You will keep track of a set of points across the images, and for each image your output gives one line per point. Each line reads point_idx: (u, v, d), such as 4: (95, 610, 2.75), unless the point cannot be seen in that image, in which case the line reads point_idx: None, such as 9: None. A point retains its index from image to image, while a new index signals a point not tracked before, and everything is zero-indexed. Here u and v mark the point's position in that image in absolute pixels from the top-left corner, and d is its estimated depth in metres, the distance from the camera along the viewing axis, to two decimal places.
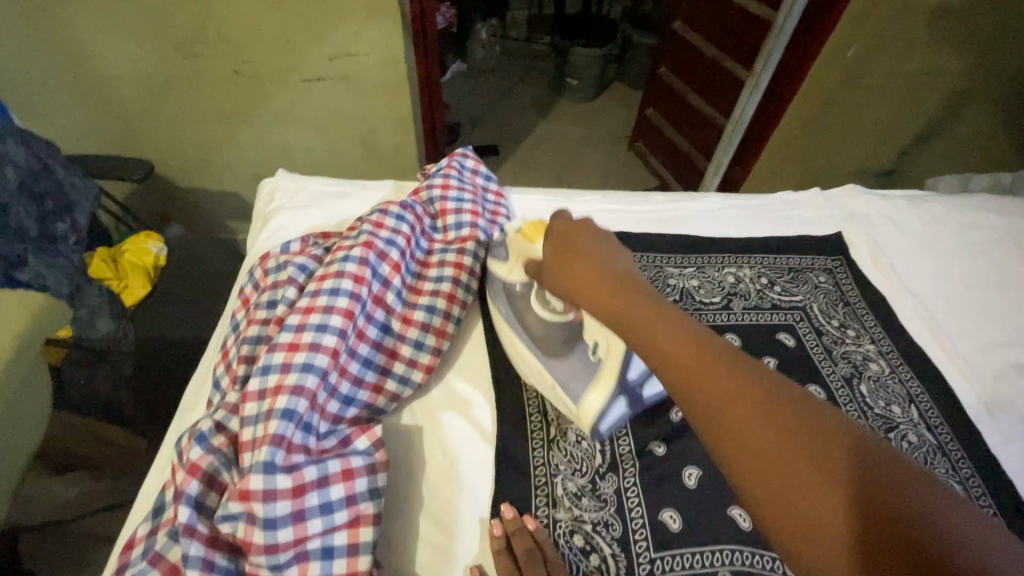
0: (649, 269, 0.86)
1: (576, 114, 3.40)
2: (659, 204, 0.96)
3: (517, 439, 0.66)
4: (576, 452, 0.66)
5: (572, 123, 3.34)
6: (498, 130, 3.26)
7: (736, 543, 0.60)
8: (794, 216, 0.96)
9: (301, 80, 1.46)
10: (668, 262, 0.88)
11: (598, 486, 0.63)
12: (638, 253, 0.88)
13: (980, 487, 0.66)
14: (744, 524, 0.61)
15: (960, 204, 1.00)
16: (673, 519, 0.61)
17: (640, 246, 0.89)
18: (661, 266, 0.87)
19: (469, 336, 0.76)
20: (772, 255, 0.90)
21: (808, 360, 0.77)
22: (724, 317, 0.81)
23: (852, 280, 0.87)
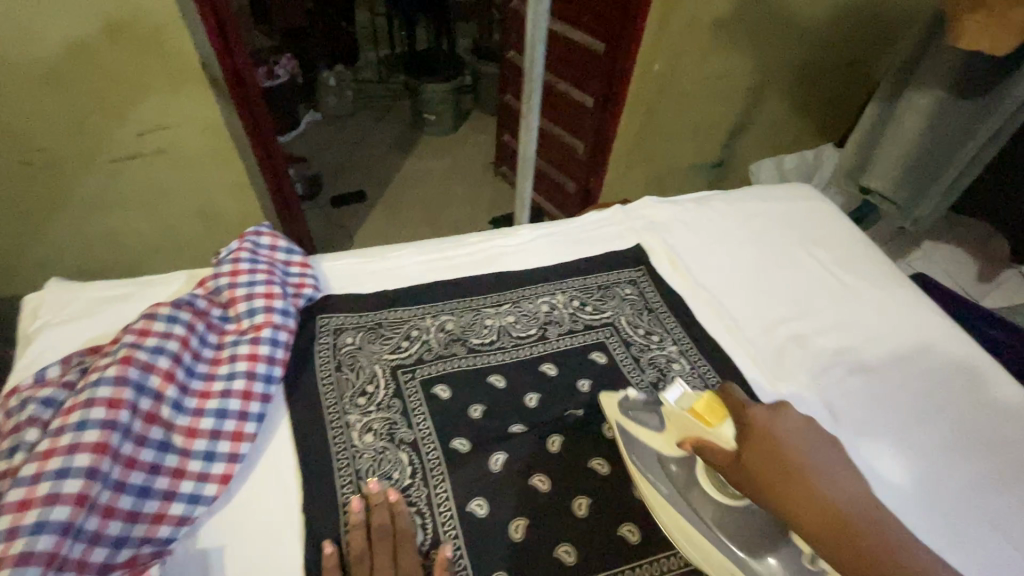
0: (466, 316, 0.87)
1: (442, 148, 3.45)
2: (475, 244, 0.98)
3: (331, 529, 0.63)
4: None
5: (439, 157, 3.38)
6: (367, 173, 3.22)
7: None
8: (600, 233, 1.03)
9: (110, 159, 1.24)
10: (485, 306, 0.89)
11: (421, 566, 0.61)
12: (454, 300, 0.89)
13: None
14: (568, 559, 0.63)
15: (740, 198, 1.13)
16: None
17: (458, 292, 0.90)
18: (478, 311, 0.88)
19: (277, 427, 0.71)
20: (581, 278, 0.95)
21: (619, 374, 0.82)
22: (541, 348, 0.84)
23: (654, 287, 0.95)
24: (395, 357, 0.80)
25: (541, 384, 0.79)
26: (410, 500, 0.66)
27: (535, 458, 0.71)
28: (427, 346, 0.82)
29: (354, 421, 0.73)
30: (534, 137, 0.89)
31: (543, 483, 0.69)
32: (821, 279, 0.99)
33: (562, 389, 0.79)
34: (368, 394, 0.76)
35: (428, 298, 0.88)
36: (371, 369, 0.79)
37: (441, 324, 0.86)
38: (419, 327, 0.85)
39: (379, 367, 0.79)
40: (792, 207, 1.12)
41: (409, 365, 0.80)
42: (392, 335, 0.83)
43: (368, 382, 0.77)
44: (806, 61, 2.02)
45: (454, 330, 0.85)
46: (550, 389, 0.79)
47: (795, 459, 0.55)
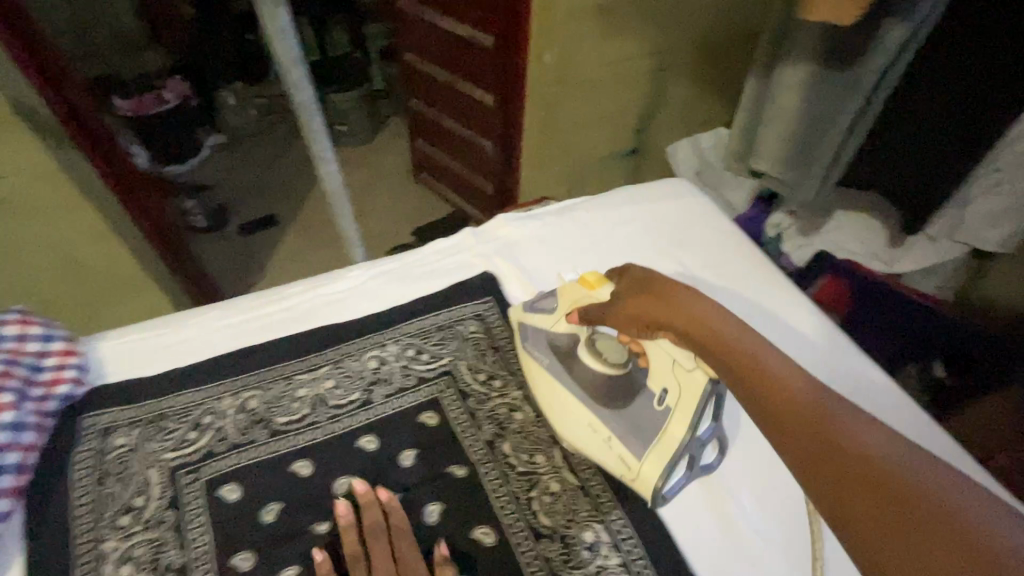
0: (272, 388, 0.74)
1: (362, 160, 3.05)
2: (297, 296, 0.85)
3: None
4: None
5: (359, 169, 3.01)
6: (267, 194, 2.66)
7: None
8: (445, 265, 0.91)
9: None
10: (299, 370, 0.76)
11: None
12: (260, 370, 0.76)
13: (620, 519, 0.64)
14: None
15: (607, 203, 1.03)
16: None
17: (267, 358, 0.77)
18: (289, 378, 0.75)
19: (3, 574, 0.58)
20: (417, 321, 0.83)
21: (451, 436, 0.71)
22: (362, 415, 0.72)
23: (501, 321, 0.84)
24: (177, 454, 0.67)
25: (355, 464, 0.67)
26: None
27: (335, 563, 0.59)
28: (219, 432, 0.69)
29: (109, 550, 0.59)
30: (332, 170, 0.78)
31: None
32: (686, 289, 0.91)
33: (380, 466, 0.67)
34: (135, 510, 0.62)
35: (228, 370, 0.75)
36: (142, 474, 0.65)
37: (240, 401, 0.72)
38: (213, 410, 0.71)
39: (152, 470, 0.65)
40: (663, 207, 1.03)
41: (193, 463, 0.66)
42: (175, 424, 0.69)
43: (137, 493, 0.64)
44: (710, 37, 1.90)
45: (257, 407, 0.72)
46: (365, 469, 0.67)
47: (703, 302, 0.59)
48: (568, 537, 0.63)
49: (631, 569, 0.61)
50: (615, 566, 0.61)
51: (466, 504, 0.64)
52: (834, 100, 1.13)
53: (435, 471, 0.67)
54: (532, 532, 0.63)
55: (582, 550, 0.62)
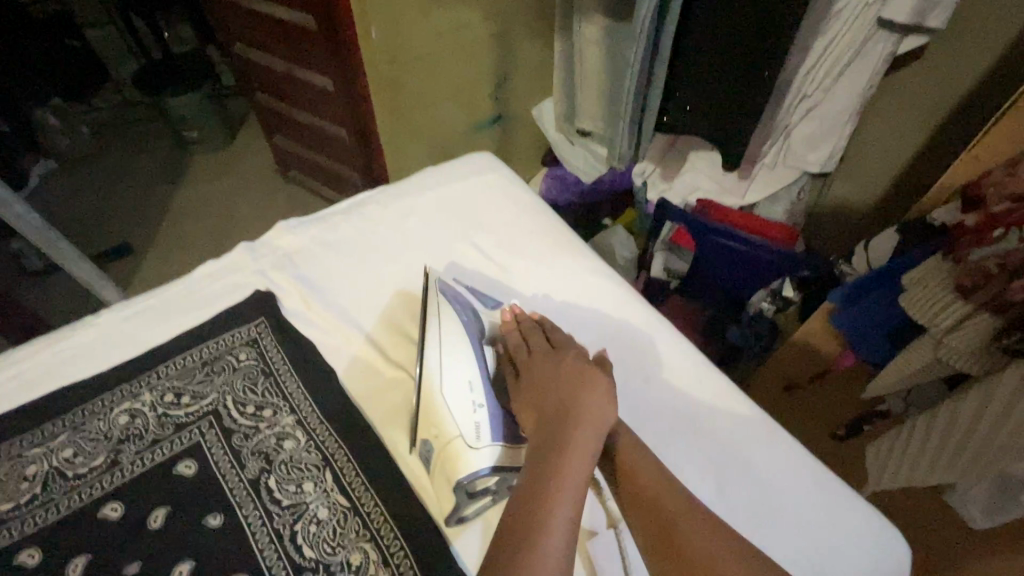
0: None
1: (222, 168, 2.59)
2: (34, 357, 0.75)
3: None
4: None
5: (220, 177, 2.55)
6: (115, 221, 2.34)
7: None
8: (216, 291, 0.84)
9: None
10: (31, 443, 0.68)
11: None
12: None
13: (390, 533, 0.62)
14: None
15: (399, 194, 0.99)
16: None
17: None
18: (19, 455, 0.67)
19: None
20: (179, 359, 0.76)
21: (210, 482, 0.65)
22: (107, 480, 0.65)
23: (276, 343, 0.78)
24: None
25: (92, 538, 0.61)
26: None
27: None
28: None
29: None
30: None
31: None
32: (479, 271, 0.88)
33: (121, 535, 0.61)
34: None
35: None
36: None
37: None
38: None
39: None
40: (459, 189, 1.00)
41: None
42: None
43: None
44: None
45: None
46: (102, 543, 0.60)
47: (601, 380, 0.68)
48: (332, 565, 0.60)
49: None
50: None
51: (218, 555, 0.60)
52: (622, 52, 1.13)
53: (186, 526, 0.62)
54: (292, 569, 0.59)
55: (347, 575, 0.59)
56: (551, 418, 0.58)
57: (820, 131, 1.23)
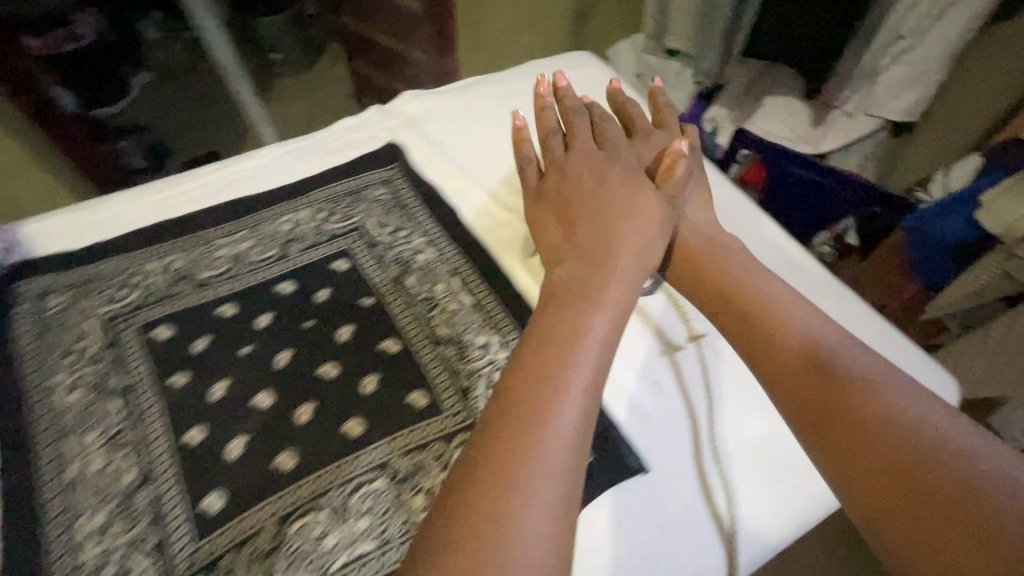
0: (195, 250, 0.81)
1: (298, 92, 2.72)
2: (210, 174, 0.90)
3: (27, 495, 0.60)
4: (104, 479, 0.62)
5: (297, 100, 2.69)
6: (208, 137, 2.56)
7: (282, 487, 0.62)
8: (352, 139, 0.97)
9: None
10: (218, 235, 0.83)
11: (127, 505, 0.60)
12: (181, 237, 0.82)
13: (508, 327, 0.75)
14: (287, 466, 0.63)
15: (507, 77, 1.08)
16: (216, 500, 0.61)
17: (188, 228, 0.83)
18: (210, 243, 0.82)
19: None
20: (327, 188, 0.89)
21: (361, 275, 0.79)
22: (280, 267, 0.80)
23: (407, 183, 0.91)
24: (111, 307, 0.75)
25: (274, 303, 0.76)
26: (119, 445, 0.64)
27: (255, 376, 0.69)
28: (149, 286, 0.77)
29: (59, 382, 0.68)
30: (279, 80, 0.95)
31: (265, 399, 0.67)
32: None
33: (296, 303, 0.76)
34: (79, 353, 0.71)
35: (152, 239, 0.82)
36: (82, 323, 0.73)
37: (166, 262, 0.80)
38: (140, 271, 0.78)
39: (90, 320, 0.73)
40: (561, 77, 1.09)
41: (128, 312, 0.74)
42: (106, 282, 0.77)
43: (76, 338, 0.72)
44: None
45: (183, 266, 0.79)
46: (282, 306, 0.76)
47: (693, 244, 0.75)
48: (462, 341, 0.73)
49: None
50: (503, 359, 0.72)
51: (372, 323, 0.74)
52: None
53: (346, 303, 0.76)
54: (431, 340, 0.73)
55: (474, 350, 0.73)
56: (560, 303, 0.59)
57: (905, 78, 1.23)
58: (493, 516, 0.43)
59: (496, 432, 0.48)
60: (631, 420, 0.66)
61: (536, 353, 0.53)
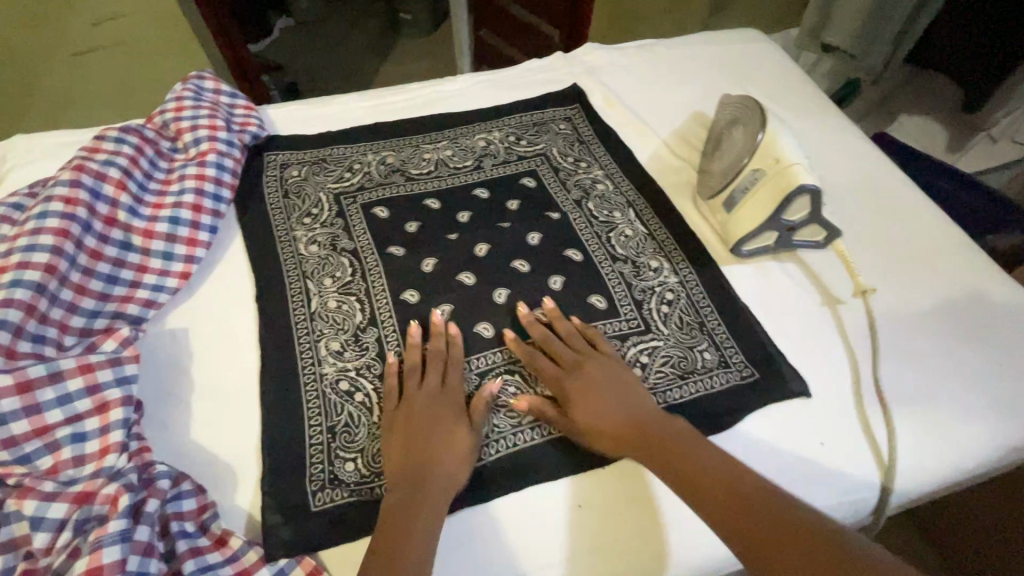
0: (404, 151, 0.92)
1: (418, 51, 2.76)
2: (415, 90, 1.02)
3: (282, 316, 0.73)
4: (338, 315, 0.73)
5: (416, 58, 2.72)
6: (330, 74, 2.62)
7: (483, 349, 0.71)
8: (538, 78, 1.06)
9: (71, 54, 1.29)
10: (423, 142, 0.94)
11: (359, 337, 0.71)
12: (392, 139, 0.94)
13: (680, 257, 0.81)
14: (487, 333, 0.72)
15: (680, 43, 1.14)
16: None
17: (398, 131, 0.95)
18: (416, 146, 0.93)
19: (229, 241, 0.79)
20: (515, 116, 0.99)
21: (546, 194, 0.89)
22: (476, 175, 0.90)
23: (587, 122, 0.99)
24: (338, 185, 0.87)
25: (473, 205, 0.86)
26: (351, 292, 0.75)
27: (460, 257, 0.79)
28: (367, 174, 0.89)
29: (300, 235, 0.81)
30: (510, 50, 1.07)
31: (469, 278, 0.77)
32: None
33: (491, 207, 0.86)
34: (314, 217, 0.83)
35: (369, 135, 0.94)
36: (317, 192, 0.86)
37: (380, 156, 0.91)
38: (360, 161, 0.90)
39: (323, 192, 0.86)
40: (732, 50, 1.14)
41: (352, 191, 0.87)
42: (333, 165, 0.89)
43: (311, 204, 0.85)
44: None
45: (394, 162, 0.91)
46: (480, 208, 0.86)
47: (587, 377, 0.65)
48: (638, 262, 0.80)
49: (686, 286, 0.78)
50: (674, 282, 0.78)
51: (558, 233, 0.83)
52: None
53: (535, 213, 0.85)
54: (610, 256, 0.81)
55: (649, 271, 0.80)
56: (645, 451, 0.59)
57: None
58: (419, 466, 0.58)
59: (410, 415, 0.62)
60: (788, 353, 0.72)
61: (444, 376, 0.66)
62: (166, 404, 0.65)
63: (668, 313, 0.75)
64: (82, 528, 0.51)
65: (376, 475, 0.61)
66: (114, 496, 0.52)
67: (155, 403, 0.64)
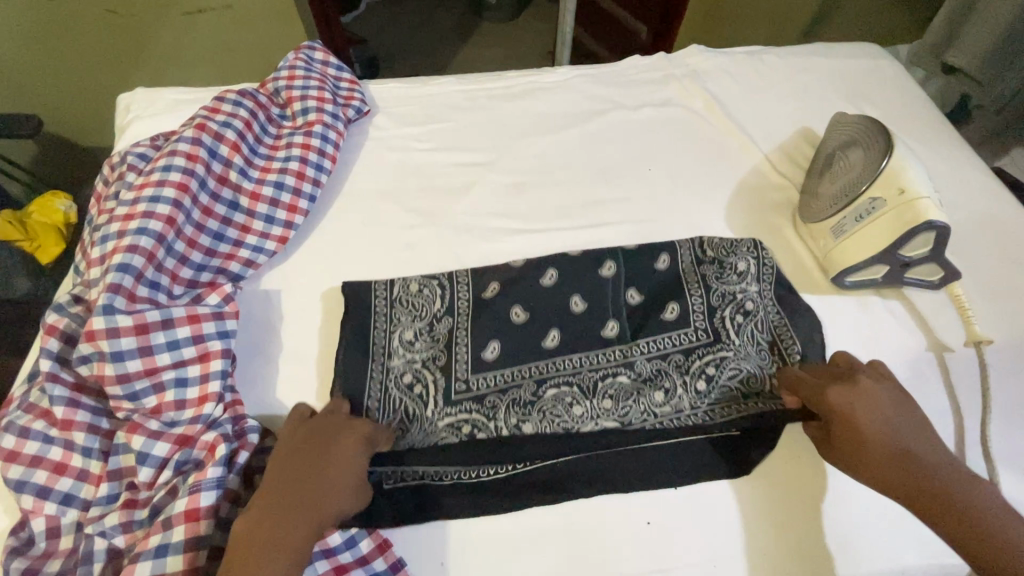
0: (545, 335, 0.68)
1: (499, 36, 2.68)
2: (510, 79, 1.01)
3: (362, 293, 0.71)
4: (418, 301, 0.71)
5: (494, 45, 2.64)
6: (409, 49, 2.62)
7: (544, 356, 0.67)
8: (637, 77, 1.02)
9: (183, 14, 1.35)
10: (569, 343, 0.68)
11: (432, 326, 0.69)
12: (532, 314, 0.69)
13: (776, 310, 0.72)
14: (553, 340, 0.68)
15: (793, 52, 1.07)
16: (493, 349, 0.67)
17: (536, 293, 0.71)
18: (556, 349, 0.68)
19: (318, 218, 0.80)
20: (702, 297, 0.71)
21: (637, 199, 0.86)
22: (613, 350, 0.68)
23: (686, 126, 0.95)
24: (453, 362, 0.67)
25: (562, 199, 0.85)
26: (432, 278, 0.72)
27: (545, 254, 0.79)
28: (490, 357, 0.67)
29: (396, 388, 0.65)
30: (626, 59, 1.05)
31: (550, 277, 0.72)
32: None
33: (579, 206, 0.84)
34: (415, 391, 0.65)
35: (507, 284, 0.71)
36: (427, 331, 0.69)
37: (510, 312, 0.69)
38: (494, 330, 0.68)
39: (432, 313, 0.70)
40: (850, 64, 1.06)
41: (467, 400, 0.65)
42: (459, 289, 0.72)
43: (414, 313, 0.70)
44: None
45: (523, 325, 0.69)
46: (567, 205, 0.84)
47: (854, 408, 0.56)
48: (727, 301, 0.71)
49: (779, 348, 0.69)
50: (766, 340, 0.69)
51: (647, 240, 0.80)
52: None
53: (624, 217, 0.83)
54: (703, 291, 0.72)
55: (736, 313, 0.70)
56: (881, 464, 0.53)
57: None
58: (312, 506, 0.50)
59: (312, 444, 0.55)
60: None
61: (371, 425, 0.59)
62: (255, 358, 0.68)
63: (741, 324, 0.69)
64: (181, 469, 0.56)
65: (428, 470, 0.62)
66: (212, 445, 0.56)
67: (245, 355, 0.68)
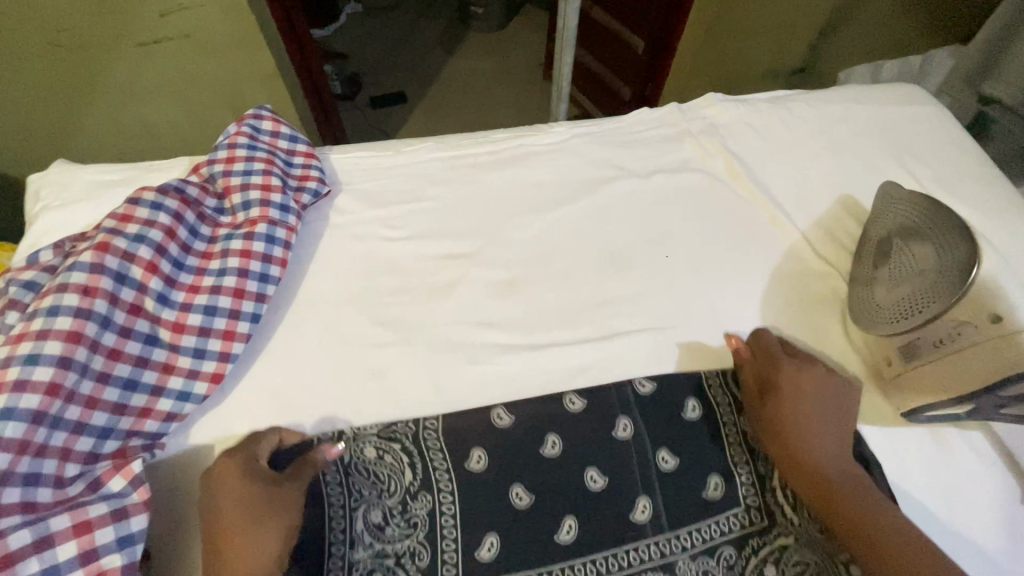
0: (559, 529, 0.55)
1: (486, 48, 2.51)
2: (497, 142, 0.86)
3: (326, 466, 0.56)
4: (382, 470, 0.56)
5: (482, 58, 2.47)
6: (389, 64, 2.44)
7: (554, 555, 0.54)
8: (646, 136, 0.87)
9: (136, 44, 1.08)
10: (592, 544, 0.55)
11: (408, 510, 0.54)
12: (543, 499, 0.56)
13: None
14: (566, 533, 0.55)
15: (825, 98, 0.92)
16: (490, 547, 0.54)
17: (541, 470, 0.57)
18: (577, 553, 0.54)
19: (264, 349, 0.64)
20: (747, 467, 0.59)
21: (655, 299, 0.71)
22: (646, 546, 0.55)
23: (709, 199, 0.80)
24: (437, 563, 0.53)
25: (565, 304, 0.70)
26: (403, 437, 0.58)
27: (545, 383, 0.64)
28: (487, 558, 0.53)
29: None
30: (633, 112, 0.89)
31: (554, 445, 0.59)
32: None
33: (587, 311, 0.70)
34: None
35: (500, 456, 0.57)
36: (400, 516, 0.54)
37: (511, 495, 0.56)
38: (493, 521, 0.55)
39: (405, 493, 0.55)
40: (892, 112, 0.91)
41: None
42: (435, 463, 0.56)
43: (381, 488, 0.55)
44: None
45: (526, 514, 0.55)
46: (572, 310, 0.69)
47: (785, 393, 0.59)
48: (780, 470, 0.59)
49: None
50: None
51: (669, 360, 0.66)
52: None
53: (642, 325, 0.69)
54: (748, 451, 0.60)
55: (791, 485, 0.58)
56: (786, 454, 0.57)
57: None
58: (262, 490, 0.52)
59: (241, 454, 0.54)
60: None
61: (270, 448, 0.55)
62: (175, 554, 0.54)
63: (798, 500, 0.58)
64: None
65: None
66: None
67: (165, 552, 0.54)
